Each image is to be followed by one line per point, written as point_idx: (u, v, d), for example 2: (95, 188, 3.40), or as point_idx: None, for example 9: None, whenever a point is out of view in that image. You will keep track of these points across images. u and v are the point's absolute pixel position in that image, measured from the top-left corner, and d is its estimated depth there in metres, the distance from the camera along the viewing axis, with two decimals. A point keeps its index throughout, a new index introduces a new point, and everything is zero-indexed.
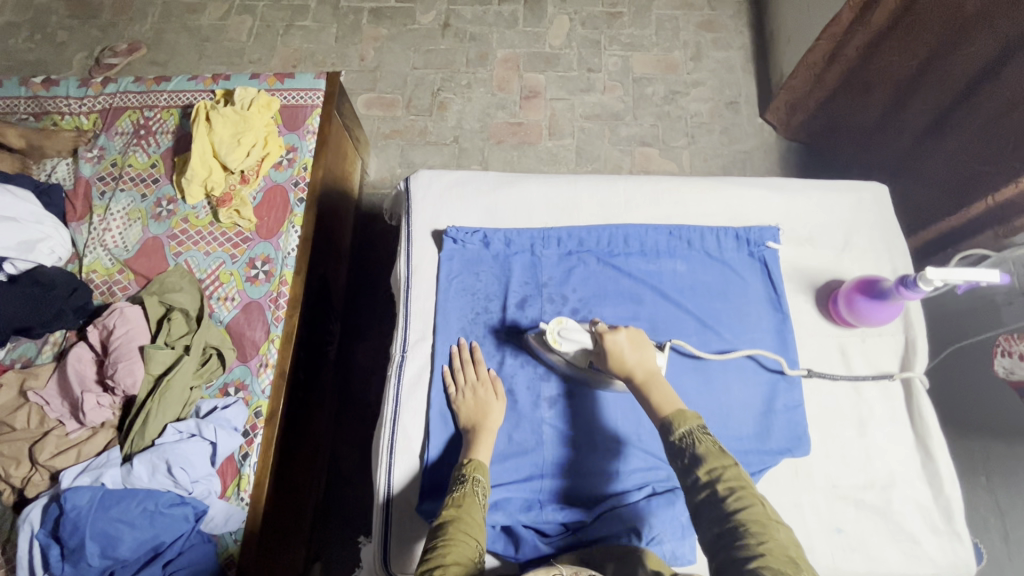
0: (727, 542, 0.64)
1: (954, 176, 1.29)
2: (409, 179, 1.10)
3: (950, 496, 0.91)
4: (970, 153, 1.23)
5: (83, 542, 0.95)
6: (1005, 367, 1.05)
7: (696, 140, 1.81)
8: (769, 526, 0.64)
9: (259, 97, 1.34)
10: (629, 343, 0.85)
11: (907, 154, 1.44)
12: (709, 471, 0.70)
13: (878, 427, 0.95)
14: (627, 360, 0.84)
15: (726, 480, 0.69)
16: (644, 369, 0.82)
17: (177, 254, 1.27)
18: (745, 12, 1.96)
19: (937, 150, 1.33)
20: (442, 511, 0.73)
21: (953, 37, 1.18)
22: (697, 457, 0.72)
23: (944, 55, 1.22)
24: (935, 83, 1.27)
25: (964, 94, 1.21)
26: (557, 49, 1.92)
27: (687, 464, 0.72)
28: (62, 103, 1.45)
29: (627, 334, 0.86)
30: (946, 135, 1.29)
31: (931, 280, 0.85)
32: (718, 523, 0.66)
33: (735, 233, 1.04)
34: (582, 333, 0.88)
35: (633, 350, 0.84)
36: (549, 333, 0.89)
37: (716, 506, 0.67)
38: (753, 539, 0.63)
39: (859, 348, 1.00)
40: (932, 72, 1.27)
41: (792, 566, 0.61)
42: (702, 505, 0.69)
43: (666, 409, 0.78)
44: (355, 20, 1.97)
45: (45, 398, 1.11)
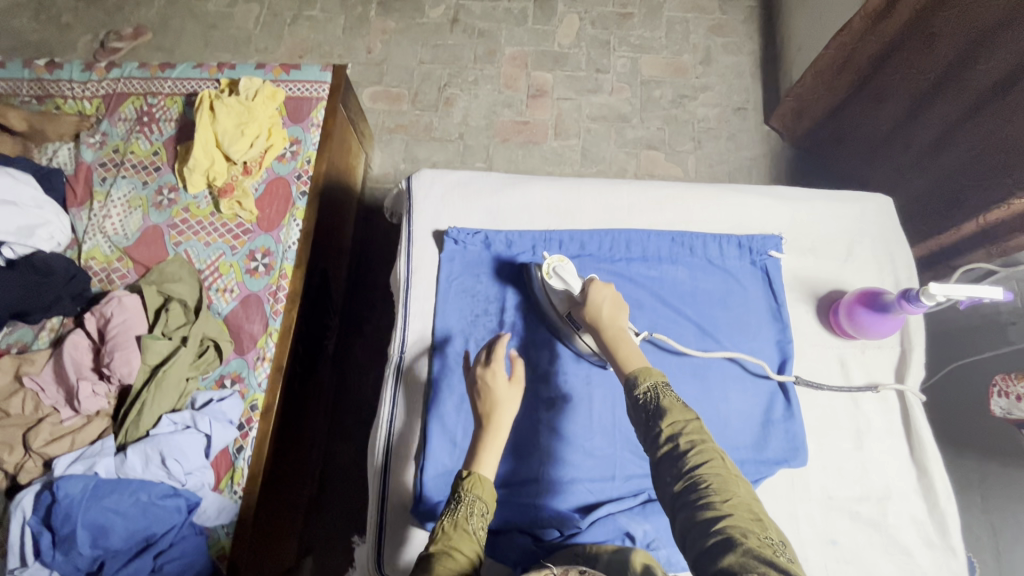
0: (686, 499, 0.61)
1: (943, 189, 1.33)
2: (411, 178, 1.09)
3: (946, 511, 0.90)
4: (967, 164, 1.24)
5: (74, 531, 0.95)
6: (1001, 407, 1.02)
7: (702, 144, 1.80)
8: (733, 481, 0.61)
9: (264, 88, 1.33)
10: (611, 303, 0.84)
11: (906, 170, 1.44)
12: (671, 428, 0.67)
13: (876, 440, 0.95)
14: (603, 314, 0.83)
15: (686, 436, 0.66)
16: (615, 325, 0.81)
17: (176, 244, 1.27)
18: (757, 17, 1.94)
19: (938, 166, 1.33)
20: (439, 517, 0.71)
21: (970, 51, 1.15)
22: (659, 412, 0.69)
23: (960, 70, 1.19)
24: (948, 99, 1.25)
25: (972, 112, 1.20)
26: (566, 48, 1.91)
27: (650, 418, 0.69)
28: (65, 86, 1.44)
29: (612, 295, 0.85)
30: (946, 149, 1.30)
31: (933, 295, 0.84)
32: (678, 479, 0.63)
33: (738, 242, 1.04)
34: (574, 279, 0.89)
35: (612, 310, 0.83)
36: (546, 265, 0.90)
37: (674, 461, 0.65)
38: (716, 494, 0.60)
39: (859, 360, 0.99)
40: (948, 87, 1.24)
41: (757, 522, 0.58)
42: (660, 461, 0.66)
43: (630, 364, 0.76)
44: (363, 12, 1.95)
45: (41, 384, 1.11)
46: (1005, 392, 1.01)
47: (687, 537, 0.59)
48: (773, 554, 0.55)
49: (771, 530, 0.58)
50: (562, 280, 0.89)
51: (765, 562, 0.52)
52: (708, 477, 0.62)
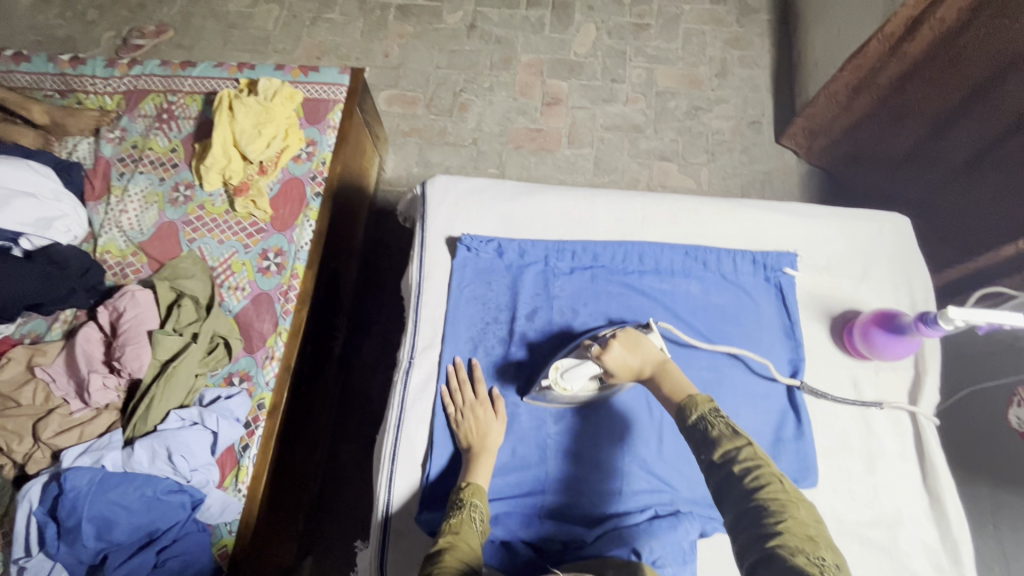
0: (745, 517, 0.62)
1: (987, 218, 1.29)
2: (425, 183, 1.09)
3: (958, 539, 0.89)
4: (1009, 189, 1.21)
5: (79, 524, 0.95)
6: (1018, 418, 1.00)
7: (716, 157, 1.79)
8: (791, 505, 0.61)
9: (283, 89, 1.34)
10: (626, 350, 0.83)
11: (941, 187, 1.41)
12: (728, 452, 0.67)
13: (888, 463, 0.93)
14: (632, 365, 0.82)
15: (741, 460, 0.66)
16: (651, 365, 0.81)
17: (191, 240, 1.28)
18: (774, 31, 1.94)
19: (975, 185, 1.30)
20: (439, 539, 0.71)
21: (1000, 71, 1.15)
22: (710, 440, 0.69)
23: (989, 90, 1.19)
24: (978, 116, 1.23)
25: (1010, 132, 1.18)
26: (582, 57, 1.91)
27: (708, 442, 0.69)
28: (89, 82, 1.46)
29: (620, 343, 0.83)
30: (986, 172, 1.26)
31: (952, 319, 0.82)
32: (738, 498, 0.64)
33: (752, 258, 1.03)
34: (581, 367, 0.83)
35: (634, 355, 0.82)
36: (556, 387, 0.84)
37: (733, 484, 0.65)
38: (772, 517, 0.60)
39: (873, 382, 0.98)
40: (975, 107, 1.23)
41: (810, 544, 0.57)
42: (720, 482, 0.66)
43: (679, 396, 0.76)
44: (381, 16, 1.97)
45: (52, 375, 1.12)
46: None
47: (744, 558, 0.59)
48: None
49: (828, 554, 0.58)
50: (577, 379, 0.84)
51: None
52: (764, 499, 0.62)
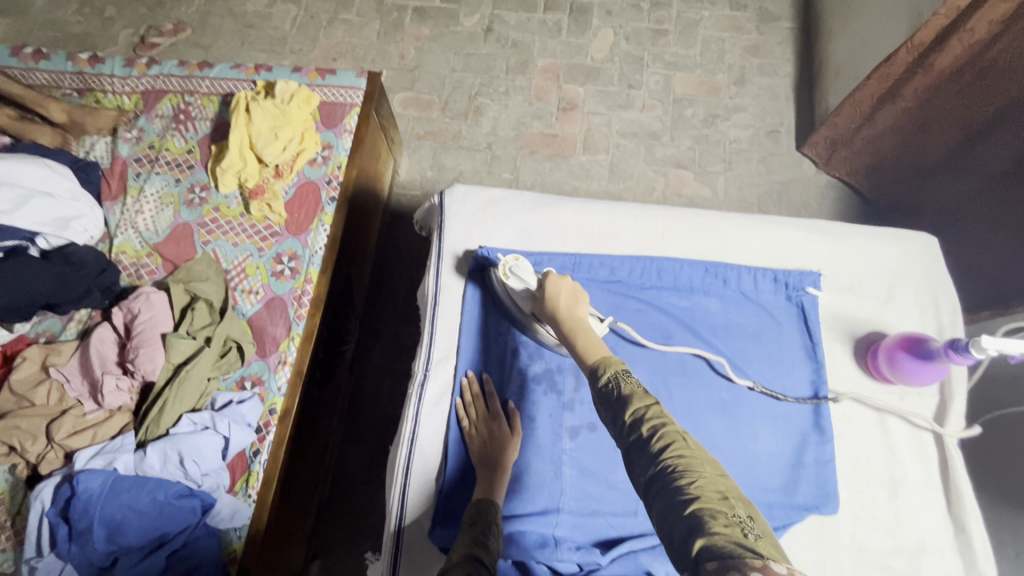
0: (658, 484, 0.57)
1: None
2: (443, 193, 1.08)
3: (984, 572, 0.86)
4: None
5: (91, 526, 0.96)
6: None
7: (733, 166, 1.77)
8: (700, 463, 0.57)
9: (300, 92, 1.34)
10: (567, 294, 0.84)
11: (970, 200, 1.35)
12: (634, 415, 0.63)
13: (910, 490, 0.91)
14: (559, 310, 0.82)
15: (649, 420, 0.61)
16: (574, 321, 0.80)
17: (205, 242, 1.28)
18: (795, 39, 1.91)
19: (1010, 198, 1.22)
20: (446, 557, 0.68)
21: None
22: (622, 402, 0.65)
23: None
24: (1011, 131, 1.19)
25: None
26: (599, 62, 1.90)
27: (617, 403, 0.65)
28: (107, 81, 1.46)
29: (569, 286, 0.85)
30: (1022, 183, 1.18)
31: (983, 347, 0.80)
32: (649, 464, 0.59)
33: (774, 275, 1.01)
34: (531, 276, 0.90)
35: (569, 301, 0.83)
36: (501, 267, 0.90)
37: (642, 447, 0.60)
38: (682, 477, 0.56)
39: (897, 407, 0.96)
40: (1011, 120, 1.18)
41: (724, 501, 0.54)
42: (631, 450, 0.62)
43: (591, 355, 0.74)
44: (398, 17, 1.96)
45: (66, 375, 1.12)
46: None
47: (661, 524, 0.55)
48: (743, 534, 0.51)
49: (739, 509, 0.54)
50: (519, 279, 0.90)
51: (741, 546, 0.49)
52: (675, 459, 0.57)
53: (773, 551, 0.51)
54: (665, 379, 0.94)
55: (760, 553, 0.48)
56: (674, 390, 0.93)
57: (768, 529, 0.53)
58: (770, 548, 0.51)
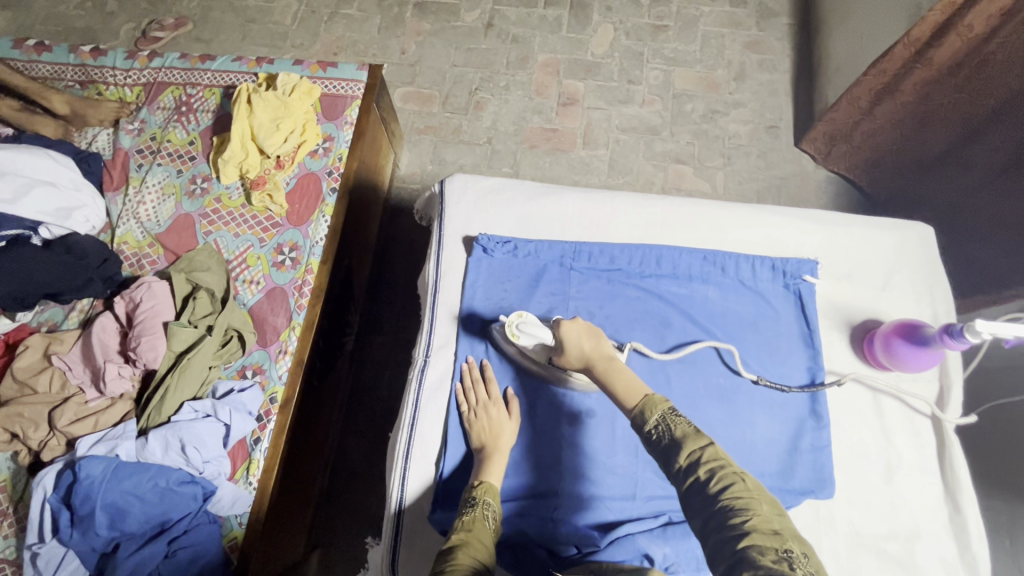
0: (713, 524, 0.59)
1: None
2: (444, 181, 1.09)
3: (977, 556, 0.87)
4: None
5: (93, 512, 0.96)
6: None
7: (732, 161, 1.78)
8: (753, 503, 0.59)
9: (301, 84, 1.35)
10: (584, 335, 0.81)
11: (970, 195, 1.34)
12: (688, 456, 0.64)
13: (906, 476, 0.92)
14: (586, 351, 0.81)
15: (705, 462, 0.63)
16: (604, 359, 0.79)
17: (207, 233, 1.28)
18: (794, 35, 1.92)
19: (1007, 191, 1.23)
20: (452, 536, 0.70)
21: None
22: (675, 443, 0.66)
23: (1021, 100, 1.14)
24: (1007, 124, 1.19)
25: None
26: (599, 57, 1.90)
27: (666, 449, 0.66)
28: (108, 73, 1.47)
29: (581, 325, 0.83)
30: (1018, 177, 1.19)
31: (978, 333, 0.80)
32: (703, 504, 0.61)
33: (771, 264, 1.02)
34: (540, 329, 0.89)
35: (591, 342, 0.81)
36: (507, 327, 0.90)
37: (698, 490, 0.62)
38: (738, 516, 0.58)
39: (893, 394, 0.97)
40: (1006, 115, 1.18)
41: (777, 540, 0.56)
42: (687, 491, 0.64)
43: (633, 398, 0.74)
44: (399, 12, 1.97)
45: (68, 363, 1.13)
46: None
47: (715, 563, 0.57)
48: (794, 571, 0.53)
49: (795, 546, 0.56)
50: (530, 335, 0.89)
51: None
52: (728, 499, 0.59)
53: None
54: (664, 366, 0.94)
55: None
56: (672, 376, 0.94)
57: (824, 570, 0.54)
58: None
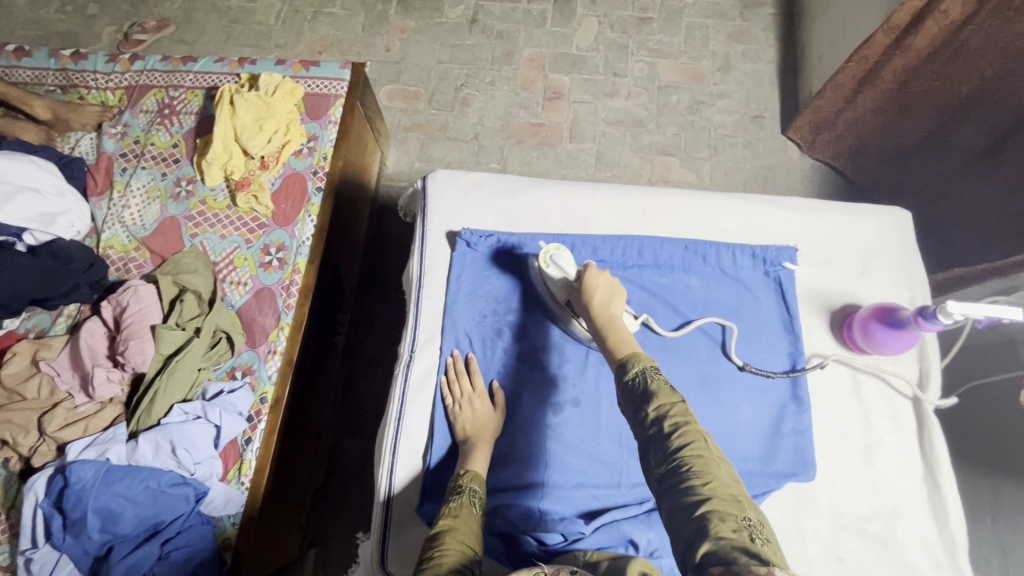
0: (672, 482, 0.60)
1: (1008, 214, 1.21)
2: (426, 178, 1.09)
3: (956, 532, 0.89)
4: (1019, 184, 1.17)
5: (84, 516, 0.96)
6: None
7: (719, 152, 1.78)
8: (714, 466, 0.60)
9: (283, 84, 1.34)
10: (607, 290, 0.85)
11: (952, 178, 1.36)
12: (658, 411, 0.66)
13: (886, 456, 0.94)
14: (595, 302, 0.84)
15: (672, 417, 0.65)
16: (606, 314, 0.82)
17: (193, 235, 1.28)
18: (778, 25, 1.93)
19: (987, 176, 1.25)
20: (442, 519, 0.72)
21: (1010, 64, 1.12)
22: (647, 394, 0.68)
23: (998, 82, 1.16)
24: (985, 109, 1.21)
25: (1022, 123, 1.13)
26: (584, 51, 1.90)
27: (639, 399, 0.68)
28: (90, 77, 1.46)
29: (607, 281, 0.86)
30: (998, 161, 1.21)
31: (951, 313, 0.83)
32: (663, 461, 0.63)
33: (752, 251, 1.03)
34: (572, 268, 0.91)
35: (607, 295, 0.84)
36: (541, 255, 0.92)
37: (660, 443, 0.64)
38: (698, 478, 0.59)
39: (872, 377, 0.98)
40: (985, 99, 1.20)
41: (735, 504, 0.57)
42: (650, 445, 0.65)
43: (619, 351, 0.76)
44: (383, 10, 1.96)
45: (56, 369, 1.13)
46: None
47: (672, 522, 0.58)
48: (751, 538, 0.55)
49: (749, 512, 0.58)
50: (559, 268, 0.91)
51: (747, 551, 0.52)
52: (691, 459, 0.61)
53: (777, 557, 0.54)
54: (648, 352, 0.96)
55: (766, 560, 0.51)
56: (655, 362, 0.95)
57: (775, 537, 0.56)
58: (775, 554, 0.54)
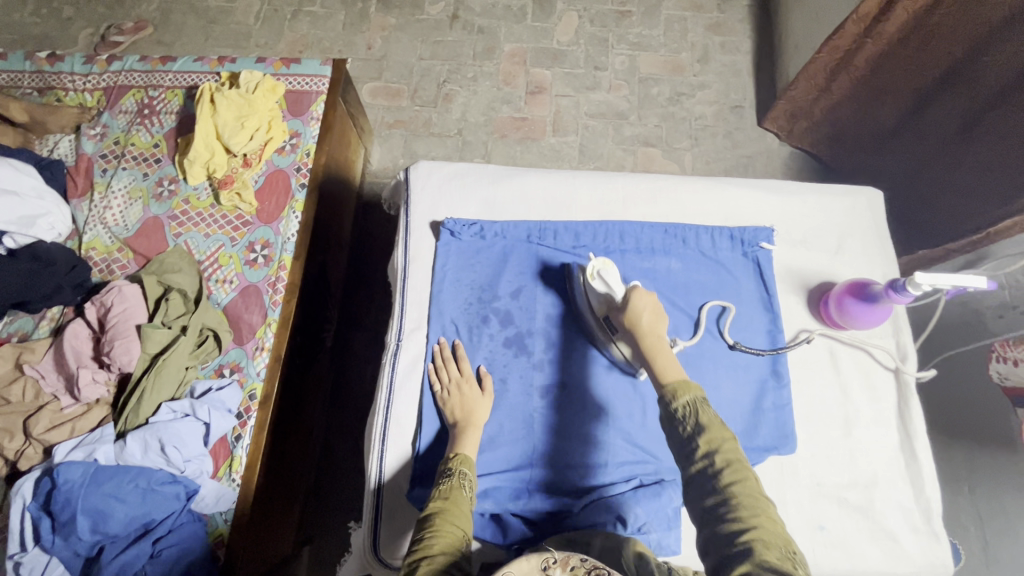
0: (716, 514, 0.62)
1: (985, 190, 1.24)
2: (408, 170, 1.10)
3: (931, 498, 0.92)
4: (994, 161, 1.20)
5: (74, 516, 0.96)
6: (1000, 372, 1.06)
7: (699, 142, 1.81)
8: (762, 501, 0.62)
9: (264, 81, 1.34)
10: (651, 314, 0.85)
11: (925, 159, 1.40)
12: (706, 443, 0.67)
13: (864, 428, 0.96)
14: (641, 322, 0.84)
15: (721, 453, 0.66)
16: (653, 336, 0.82)
17: (177, 235, 1.28)
18: (754, 16, 1.96)
19: (960, 157, 1.29)
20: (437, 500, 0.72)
21: (979, 45, 1.15)
22: (693, 427, 0.69)
23: (970, 64, 1.19)
24: (957, 91, 1.25)
25: (995, 102, 1.17)
26: (564, 45, 1.92)
27: (687, 432, 0.69)
28: (67, 78, 1.45)
29: (653, 304, 0.87)
30: (972, 141, 1.25)
31: (919, 285, 0.86)
32: (710, 494, 0.64)
33: (730, 234, 1.05)
34: (617, 286, 0.91)
35: (652, 318, 0.84)
36: (590, 268, 0.92)
37: (708, 476, 0.65)
38: (745, 510, 0.61)
39: (848, 352, 1.01)
40: (954, 81, 1.24)
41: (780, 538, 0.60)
42: (694, 476, 0.67)
43: (668, 376, 0.76)
44: (363, 8, 1.96)
45: (41, 372, 1.12)
46: (1002, 358, 1.05)
47: (714, 551, 0.61)
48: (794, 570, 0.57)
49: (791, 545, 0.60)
50: (604, 283, 0.92)
51: None
52: (739, 494, 0.63)
53: None
54: None
55: None
56: None
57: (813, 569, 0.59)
58: None
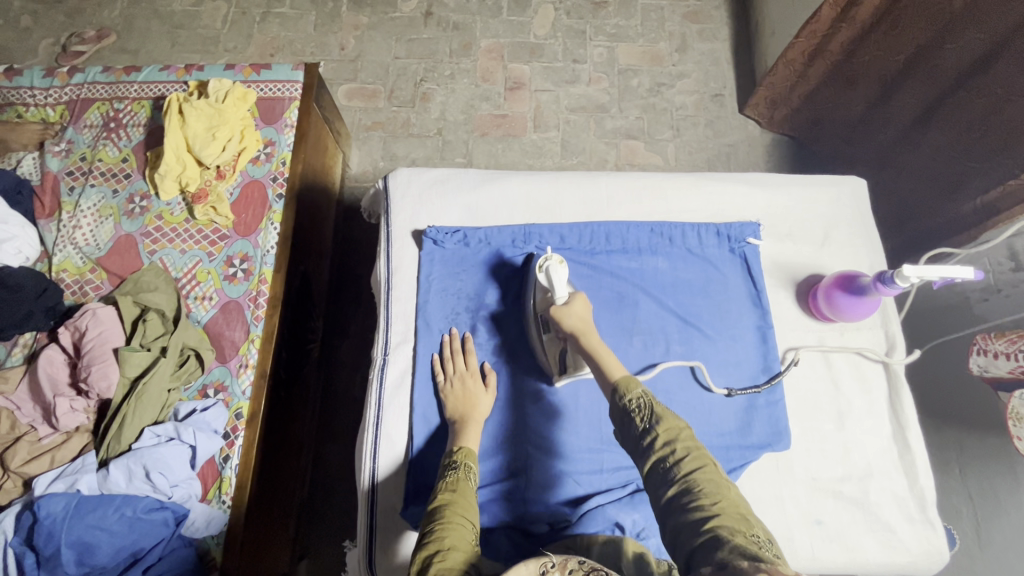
0: (677, 504, 0.62)
1: (945, 171, 1.27)
2: (386, 178, 1.08)
3: (925, 486, 0.93)
4: (956, 149, 1.22)
5: (58, 550, 0.93)
6: (979, 364, 1.07)
7: (681, 133, 1.80)
8: (720, 488, 0.63)
9: (234, 89, 1.30)
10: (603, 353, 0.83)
11: (897, 146, 1.41)
12: (665, 433, 0.68)
13: (857, 420, 0.97)
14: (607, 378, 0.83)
15: (671, 446, 0.67)
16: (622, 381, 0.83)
17: (151, 252, 1.24)
18: (731, 3, 1.94)
19: (926, 142, 1.30)
20: (438, 490, 0.73)
21: (939, 32, 1.16)
22: (642, 423, 0.70)
23: (930, 51, 1.20)
24: (923, 77, 1.25)
25: (954, 88, 1.19)
26: (542, 39, 1.89)
27: (641, 428, 0.70)
28: (27, 94, 1.39)
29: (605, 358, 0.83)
30: (937, 127, 1.26)
31: (908, 277, 0.86)
32: (671, 483, 0.64)
33: (716, 230, 1.04)
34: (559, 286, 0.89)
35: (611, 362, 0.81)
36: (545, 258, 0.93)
37: (664, 473, 0.66)
38: (706, 497, 0.61)
39: (839, 342, 1.01)
40: (920, 67, 1.24)
41: (744, 521, 0.59)
42: (651, 471, 0.67)
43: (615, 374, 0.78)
44: (334, 8, 1.91)
45: (16, 402, 1.09)
46: (984, 350, 1.06)
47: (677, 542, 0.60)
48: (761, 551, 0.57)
49: (759, 530, 0.60)
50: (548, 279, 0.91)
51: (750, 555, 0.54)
52: (699, 480, 0.63)
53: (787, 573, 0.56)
54: (622, 335, 0.97)
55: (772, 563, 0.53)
56: (631, 345, 0.96)
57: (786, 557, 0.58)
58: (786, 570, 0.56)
